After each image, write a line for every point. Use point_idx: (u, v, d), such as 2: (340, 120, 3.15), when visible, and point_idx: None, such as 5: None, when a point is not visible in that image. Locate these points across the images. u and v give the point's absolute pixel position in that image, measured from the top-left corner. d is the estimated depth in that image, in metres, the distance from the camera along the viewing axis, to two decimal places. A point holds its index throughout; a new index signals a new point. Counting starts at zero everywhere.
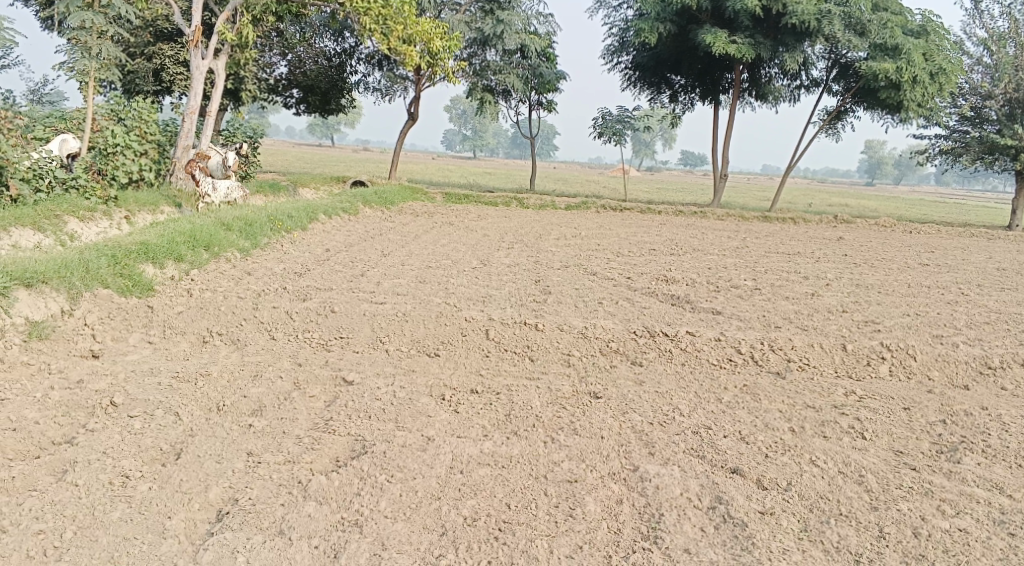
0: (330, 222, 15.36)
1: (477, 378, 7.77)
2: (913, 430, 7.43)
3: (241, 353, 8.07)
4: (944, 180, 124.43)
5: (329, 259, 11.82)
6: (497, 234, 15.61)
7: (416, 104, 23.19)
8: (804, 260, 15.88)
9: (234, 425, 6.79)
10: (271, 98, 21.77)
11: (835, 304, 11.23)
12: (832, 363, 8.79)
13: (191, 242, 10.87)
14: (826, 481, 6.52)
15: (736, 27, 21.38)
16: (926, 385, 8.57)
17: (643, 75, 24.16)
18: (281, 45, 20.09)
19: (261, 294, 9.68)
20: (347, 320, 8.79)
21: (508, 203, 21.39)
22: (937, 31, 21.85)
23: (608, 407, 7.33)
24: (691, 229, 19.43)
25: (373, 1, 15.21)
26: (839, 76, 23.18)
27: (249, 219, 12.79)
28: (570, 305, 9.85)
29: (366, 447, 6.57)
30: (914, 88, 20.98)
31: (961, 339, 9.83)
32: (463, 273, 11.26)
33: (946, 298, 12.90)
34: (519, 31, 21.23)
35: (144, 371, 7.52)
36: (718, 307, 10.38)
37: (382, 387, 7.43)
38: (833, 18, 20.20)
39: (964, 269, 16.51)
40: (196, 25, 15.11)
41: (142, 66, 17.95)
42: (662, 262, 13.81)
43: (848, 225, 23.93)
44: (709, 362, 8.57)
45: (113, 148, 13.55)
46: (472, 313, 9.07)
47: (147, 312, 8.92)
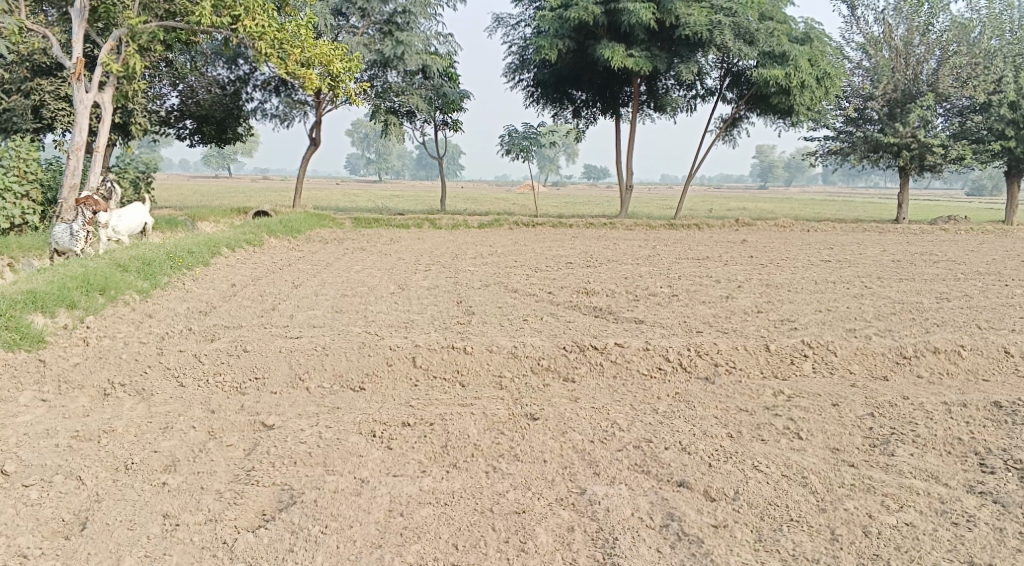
0: (235, 256, 14.73)
1: (406, 409, 7.42)
2: (846, 426, 7.46)
3: (148, 405, 7.51)
4: (831, 179, 130.01)
5: (236, 294, 11.27)
6: (411, 257, 15.27)
7: (317, 129, 22.65)
8: (715, 264, 16.10)
9: (147, 485, 6.27)
10: (164, 131, 20.88)
11: (751, 305, 11.33)
12: (758, 365, 8.79)
13: (85, 287, 10.16)
14: (772, 487, 6.45)
15: (631, 41, 21.67)
16: (849, 379, 8.67)
17: (545, 92, 24.23)
18: (172, 75, 19.33)
19: (166, 337, 9.10)
20: (262, 358, 8.28)
21: (418, 225, 21.07)
22: (820, 38, 22.63)
23: (546, 429, 7.10)
24: (603, 241, 19.51)
25: (268, 24, 14.82)
26: (732, 84, 23.73)
27: (147, 257, 12.08)
28: (493, 324, 9.60)
29: (294, 496, 6.15)
30: (803, 92, 21.91)
31: (874, 331, 10.02)
32: (380, 299, 10.89)
33: (853, 292, 13.24)
34: (420, 52, 21.07)
35: (39, 433, 6.90)
36: (641, 317, 10.31)
37: (306, 428, 7.01)
38: (724, 29, 20.67)
39: (864, 263, 17.05)
40: (77, 57, 14.26)
41: (19, 102, 16.86)
42: (579, 274, 13.75)
43: (751, 227, 24.53)
44: (639, 373, 8.46)
45: None
46: (395, 340, 8.69)
47: (40, 366, 8.25)
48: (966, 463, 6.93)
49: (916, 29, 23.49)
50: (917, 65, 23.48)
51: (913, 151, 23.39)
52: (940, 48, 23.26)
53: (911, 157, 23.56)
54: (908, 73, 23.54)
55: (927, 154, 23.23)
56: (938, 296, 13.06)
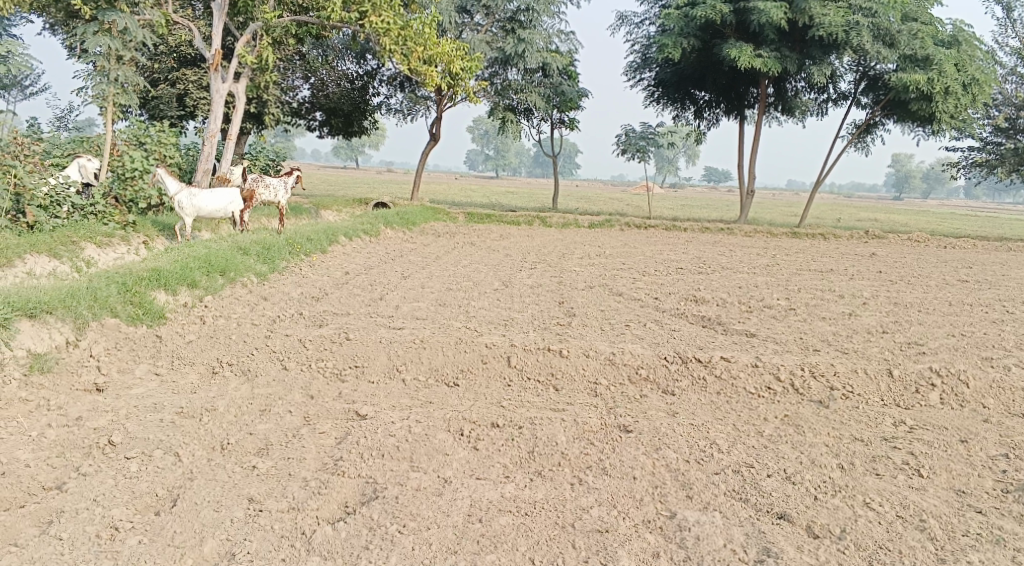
0: (350, 244, 14.99)
1: (498, 411, 7.29)
2: (974, 466, 6.86)
3: (251, 386, 7.66)
4: (973, 194, 122.53)
5: (347, 282, 11.43)
6: (520, 254, 15.18)
7: (438, 124, 22.90)
8: (838, 278, 15.29)
9: (237, 467, 6.39)
10: (293, 120, 21.57)
11: (874, 324, 10.65)
12: (878, 391, 8.22)
13: (206, 267, 10.50)
14: (884, 528, 6.02)
15: (761, 41, 20.84)
16: (981, 414, 7.99)
17: (667, 92, 23.71)
18: (304, 67, 19.92)
19: (276, 321, 9.30)
20: (363, 348, 8.32)
21: (531, 222, 21.00)
22: (969, 41, 21.22)
23: (639, 443, 6.83)
24: (720, 247, 18.87)
25: (393, 21, 14.91)
26: (868, 89, 22.59)
27: (266, 242, 12.41)
28: (596, 328, 9.36)
29: (377, 491, 6.14)
30: (946, 99, 20.37)
31: (1012, 361, 9.23)
32: (484, 295, 10.82)
33: (990, 317, 12.29)
34: (541, 49, 20.90)
35: (147, 407, 7.15)
36: (752, 330, 9.85)
37: (396, 422, 6.97)
38: (861, 30, 19.63)
39: (1005, 286, 15.83)
40: (216, 48, 14.88)
41: (165, 91, 17.73)
42: (691, 280, 13.30)
43: (880, 240, 23.28)
44: (745, 391, 8.04)
45: (131, 172, 13.11)
46: (494, 339, 8.56)
47: (156, 342, 8.56)
48: None
49: None
50: None
51: None
52: None
53: None
54: None
55: None
56: None
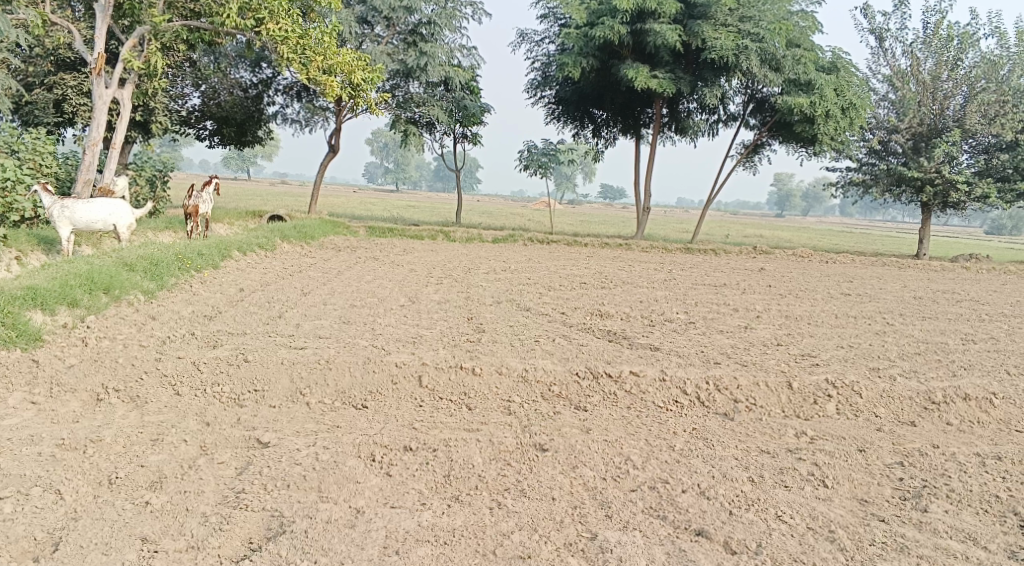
0: (245, 259, 14.42)
1: (409, 433, 7.03)
2: (874, 475, 7.04)
3: (141, 413, 7.17)
4: (848, 211, 129.23)
5: (243, 299, 10.94)
6: (423, 268, 14.95)
7: (336, 136, 22.43)
8: (733, 292, 15.72)
9: (129, 504, 5.93)
10: (183, 130, 20.68)
11: (770, 337, 10.93)
12: (780, 403, 8.39)
13: (88, 285, 9.83)
14: (796, 541, 6.08)
15: (656, 62, 21.34)
16: (875, 422, 8.25)
17: (566, 109, 23.96)
18: (195, 75, 19.12)
19: (167, 341, 8.77)
20: (263, 370, 7.90)
21: (433, 237, 20.78)
22: (846, 68, 22.36)
23: (556, 462, 6.70)
24: (619, 261, 19.15)
25: (292, 29, 14.52)
26: (756, 110, 23.40)
27: (154, 258, 11.75)
28: (505, 344, 9.23)
29: (284, 525, 5.80)
30: (827, 122, 21.36)
31: (900, 371, 9.61)
32: (389, 312, 10.55)
33: (875, 328, 12.84)
34: (443, 63, 20.81)
35: (23, 439, 6.56)
36: (657, 343, 9.93)
37: (302, 449, 6.62)
38: (751, 54, 20.30)
39: (885, 298, 16.63)
40: (99, 52, 13.99)
41: (41, 96, 16.64)
42: (593, 295, 13.38)
43: (769, 255, 24.12)
44: (655, 405, 8.06)
45: (3, 183, 12.13)
46: (402, 357, 8.29)
47: (32, 368, 7.90)
48: (1004, 523, 6.52)
49: (945, 65, 22.99)
50: (944, 101, 23.01)
51: (937, 187, 22.98)
52: (969, 85, 22.77)
53: (934, 193, 23.12)
54: (936, 107, 23.06)
55: (951, 190, 22.81)
56: (963, 337, 12.65)
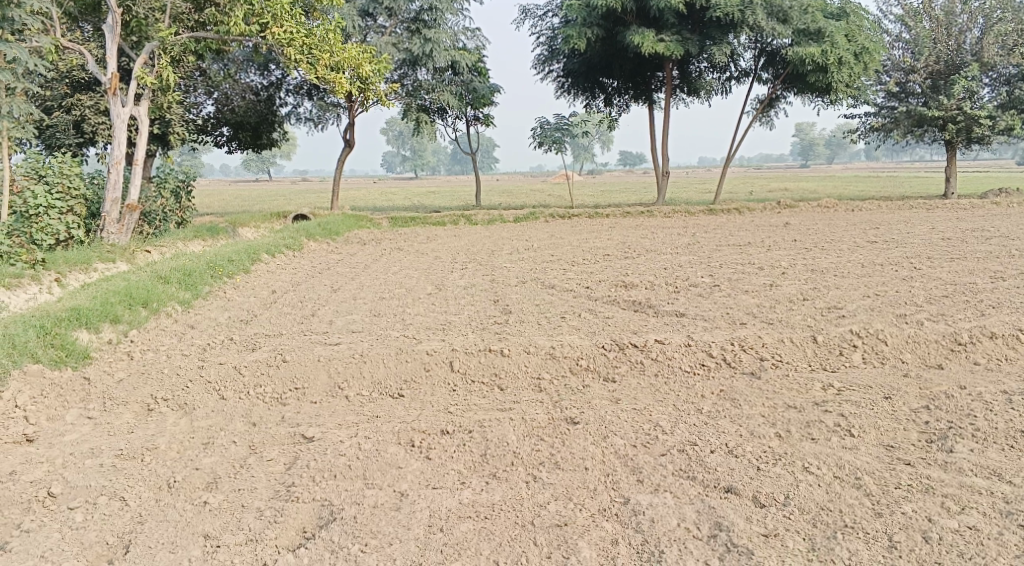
0: (274, 261, 14.77)
1: (445, 417, 7.32)
2: (900, 420, 7.21)
3: (190, 419, 7.53)
4: (874, 155, 127.24)
5: (276, 301, 11.28)
6: (448, 255, 15.20)
7: (351, 130, 22.71)
8: (757, 250, 15.79)
9: (188, 505, 6.29)
10: (201, 138, 21.07)
11: (795, 293, 11.05)
12: (805, 357, 8.56)
13: (127, 301, 10.22)
14: (824, 490, 6.29)
15: (661, 25, 21.30)
16: (901, 368, 8.40)
17: (575, 81, 24.00)
18: (206, 84, 19.46)
19: (208, 348, 9.13)
20: (301, 368, 8.23)
21: (455, 222, 21.03)
22: (856, 12, 22.07)
23: (587, 433, 6.95)
24: (641, 230, 19.27)
25: (296, 30, 14.81)
26: (767, 65, 23.26)
27: (187, 269, 12.13)
28: (532, 323, 9.46)
29: (333, 513, 6.13)
30: (841, 69, 21.24)
31: (926, 315, 9.71)
32: (418, 301, 10.83)
33: (901, 274, 12.88)
34: (448, 48, 20.95)
35: (83, 453, 6.96)
36: (682, 309, 10.11)
37: (344, 440, 6.94)
38: (755, 8, 20.22)
39: (912, 243, 16.59)
40: (113, 72, 14.33)
41: (61, 119, 17.10)
42: (618, 266, 13.55)
43: (792, 209, 24.07)
44: (682, 370, 8.27)
45: (35, 210, 12.70)
46: (433, 344, 8.57)
47: (84, 385, 8.28)
48: None
49: None
50: (959, 35, 22.84)
51: (958, 124, 22.74)
52: (984, 17, 22.60)
53: (956, 131, 22.88)
54: (951, 43, 22.87)
55: (974, 126, 22.56)
56: (992, 276, 12.65)
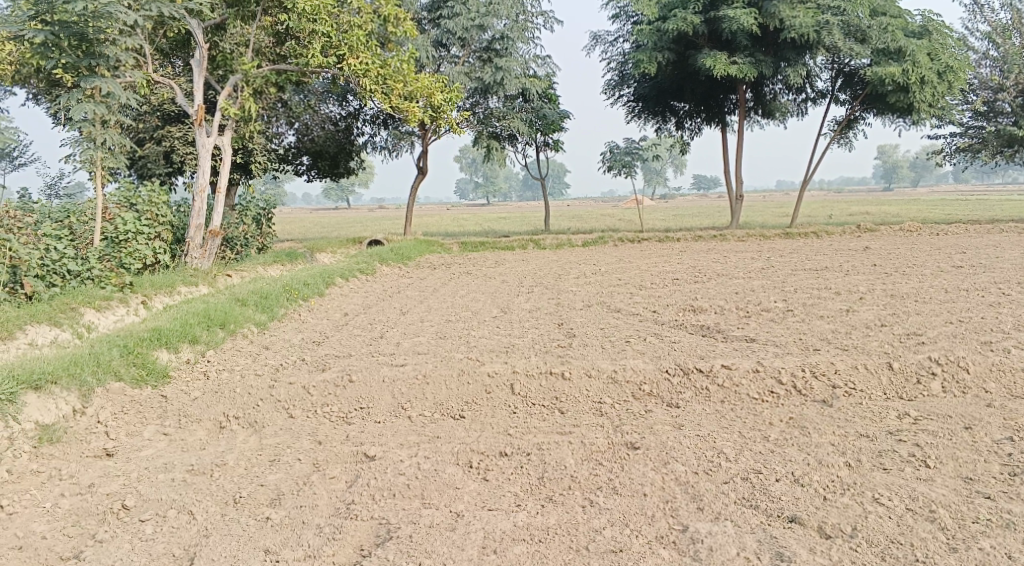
0: (347, 285, 15.07)
1: (505, 439, 7.34)
2: (980, 452, 6.91)
3: (260, 437, 7.72)
4: (962, 177, 122.97)
5: (347, 323, 11.51)
6: (516, 279, 15.28)
7: (425, 158, 23.10)
8: (834, 275, 15.39)
9: (251, 520, 6.45)
10: (281, 167, 21.70)
11: (872, 318, 10.73)
12: (880, 385, 8.30)
13: (205, 323, 10.57)
14: (894, 523, 6.07)
15: (734, 48, 21.04)
16: (984, 399, 8.05)
17: (647, 106, 23.96)
18: (287, 114, 20.10)
19: (280, 369, 9.36)
20: (367, 389, 8.39)
21: (524, 246, 21.14)
22: (939, 30, 21.46)
23: (647, 459, 6.88)
24: (714, 254, 19.02)
25: (372, 61, 15.14)
26: (845, 85, 22.81)
27: (264, 292, 12.49)
28: (596, 347, 9.43)
29: (391, 531, 6.20)
30: (923, 89, 20.62)
31: (1012, 343, 9.31)
32: (484, 324, 10.91)
33: (987, 300, 12.37)
34: (519, 76, 21.16)
35: (158, 467, 7.21)
36: (752, 334, 9.92)
37: (405, 460, 7.02)
38: (832, 29, 19.87)
39: (1000, 267, 15.95)
40: (199, 105, 14.92)
41: (152, 150, 17.86)
42: (687, 291, 13.39)
43: (872, 233, 23.42)
44: (749, 397, 8.12)
45: (124, 235, 13.24)
46: (496, 367, 8.63)
47: (162, 403, 8.57)
48: None
49: None
50: None
51: None
52: None
53: None
54: None
55: None
56: None
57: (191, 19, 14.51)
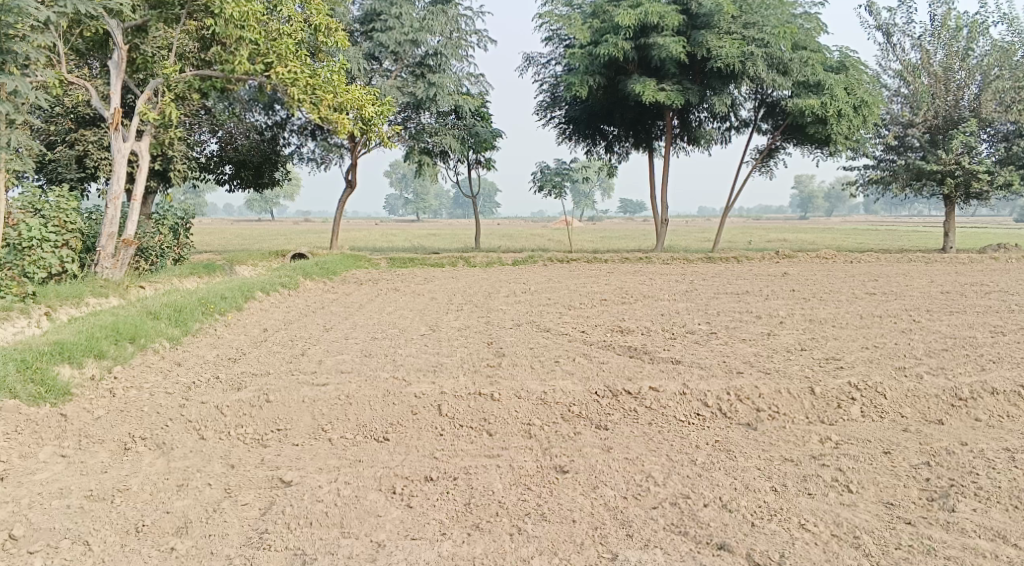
0: (268, 299, 14.59)
1: (430, 463, 7.11)
2: (900, 477, 6.97)
3: (167, 460, 7.29)
4: (872, 207, 128.03)
5: (267, 340, 11.08)
6: (444, 296, 15.08)
7: (353, 172, 22.72)
8: (755, 299, 15.67)
9: (154, 551, 6.10)
10: (203, 177, 21.03)
11: (793, 343, 10.87)
12: (803, 409, 8.33)
13: (114, 337, 10.03)
14: (821, 549, 6.05)
15: (663, 75, 21.39)
16: (901, 423, 8.16)
17: (577, 128, 24.11)
18: (211, 122, 19.46)
19: (192, 387, 8.90)
20: (285, 410, 8.04)
21: (453, 263, 20.93)
22: (855, 66, 22.22)
23: (576, 483, 6.75)
24: (640, 275, 19.18)
25: (301, 71, 14.73)
26: (767, 115, 23.40)
27: (178, 305, 11.96)
28: (525, 367, 9.28)
29: (307, 563, 5.91)
30: (840, 122, 21.28)
31: (925, 368, 9.51)
32: (410, 342, 10.65)
33: (901, 327, 12.73)
34: (452, 93, 21.03)
35: (52, 492, 6.73)
36: (677, 356, 9.92)
37: (324, 485, 6.70)
38: (756, 60, 19.99)
39: (911, 295, 16.49)
40: (116, 108, 14.25)
41: (63, 154, 17.02)
42: (614, 311, 13.40)
43: (791, 259, 24.01)
44: (676, 419, 8.05)
45: (28, 242, 12.46)
46: (421, 388, 8.40)
47: (61, 422, 8.03)
48: None
49: (956, 55, 22.94)
50: (957, 92, 22.86)
51: (956, 179, 22.78)
52: (982, 74, 22.70)
53: (954, 185, 22.93)
54: (949, 100, 22.92)
55: (972, 181, 22.58)
56: (992, 330, 12.49)
57: (110, 20, 13.95)
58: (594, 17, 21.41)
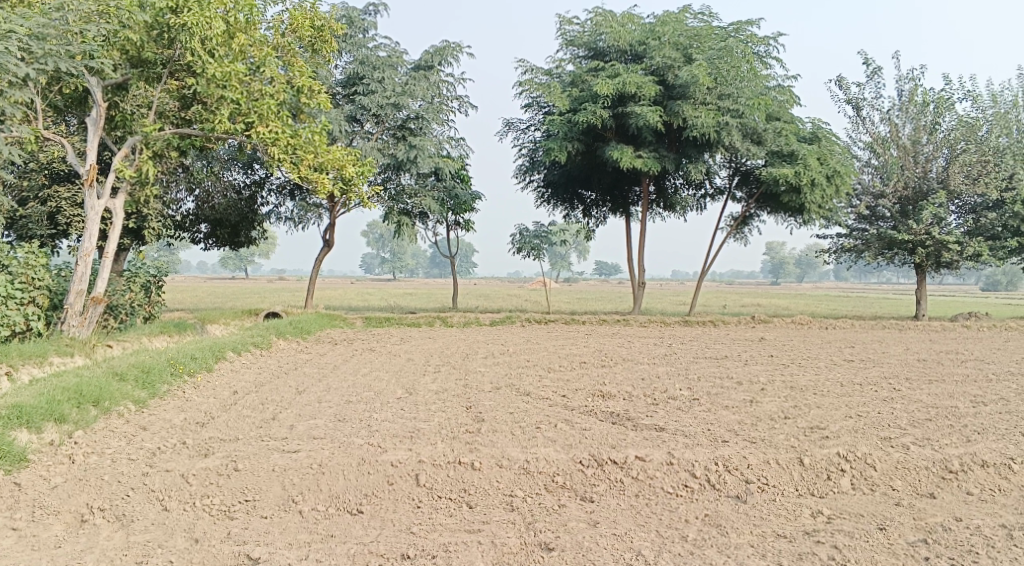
0: (240, 359, 14.20)
1: (407, 538, 6.79)
2: (898, 555, 6.75)
3: (127, 533, 6.89)
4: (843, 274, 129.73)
5: (236, 403, 10.65)
6: (420, 357, 14.76)
7: (331, 231, 22.51)
8: (734, 364, 15.48)
9: None
10: (178, 235, 20.73)
11: (776, 411, 10.60)
12: (792, 481, 8.06)
13: (76, 399, 9.58)
14: None
15: (640, 142, 21.47)
16: (893, 497, 7.90)
17: (555, 193, 24.10)
18: (188, 180, 19.19)
19: (157, 454, 8.46)
20: (253, 479, 7.63)
21: (430, 323, 20.65)
22: (827, 137, 22.54)
23: (562, 562, 6.51)
24: (617, 338, 19.06)
25: (282, 130, 14.59)
26: (741, 183, 23.60)
27: (145, 365, 11.53)
28: (505, 434, 8.92)
29: None
30: (814, 190, 21.38)
31: (911, 439, 9.29)
32: (385, 406, 10.27)
33: (882, 395, 12.55)
34: (432, 155, 20.93)
35: None
36: (661, 424, 9.62)
37: (293, 563, 6.42)
38: (732, 129, 20.41)
39: (889, 362, 16.42)
40: (91, 165, 13.98)
41: (35, 210, 16.67)
42: (594, 375, 13.12)
43: (767, 323, 24.00)
44: (664, 491, 7.72)
45: None
46: (398, 455, 8.03)
47: (14, 491, 7.58)
48: None
49: (924, 129, 23.34)
50: (925, 164, 23.28)
51: (927, 248, 22.95)
52: (949, 146, 23.08)
53: (926, 254, 23.12)
54: (917, 171, 23.30)
55: (942, 251, 22.78)
56: (973, 400, 12.35)
57: (90, 77, 13.83)
58: (573, 86, 21.60)
